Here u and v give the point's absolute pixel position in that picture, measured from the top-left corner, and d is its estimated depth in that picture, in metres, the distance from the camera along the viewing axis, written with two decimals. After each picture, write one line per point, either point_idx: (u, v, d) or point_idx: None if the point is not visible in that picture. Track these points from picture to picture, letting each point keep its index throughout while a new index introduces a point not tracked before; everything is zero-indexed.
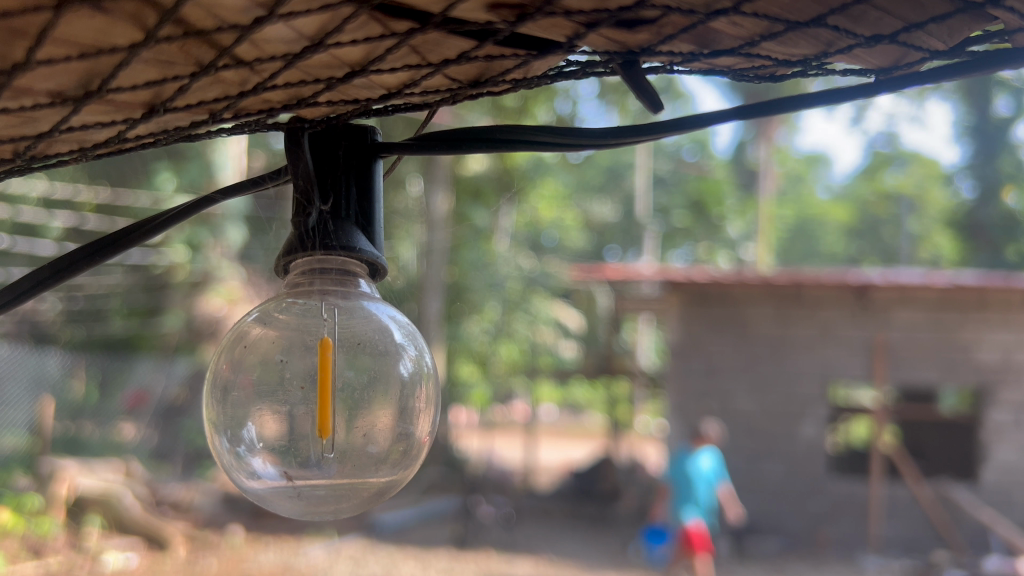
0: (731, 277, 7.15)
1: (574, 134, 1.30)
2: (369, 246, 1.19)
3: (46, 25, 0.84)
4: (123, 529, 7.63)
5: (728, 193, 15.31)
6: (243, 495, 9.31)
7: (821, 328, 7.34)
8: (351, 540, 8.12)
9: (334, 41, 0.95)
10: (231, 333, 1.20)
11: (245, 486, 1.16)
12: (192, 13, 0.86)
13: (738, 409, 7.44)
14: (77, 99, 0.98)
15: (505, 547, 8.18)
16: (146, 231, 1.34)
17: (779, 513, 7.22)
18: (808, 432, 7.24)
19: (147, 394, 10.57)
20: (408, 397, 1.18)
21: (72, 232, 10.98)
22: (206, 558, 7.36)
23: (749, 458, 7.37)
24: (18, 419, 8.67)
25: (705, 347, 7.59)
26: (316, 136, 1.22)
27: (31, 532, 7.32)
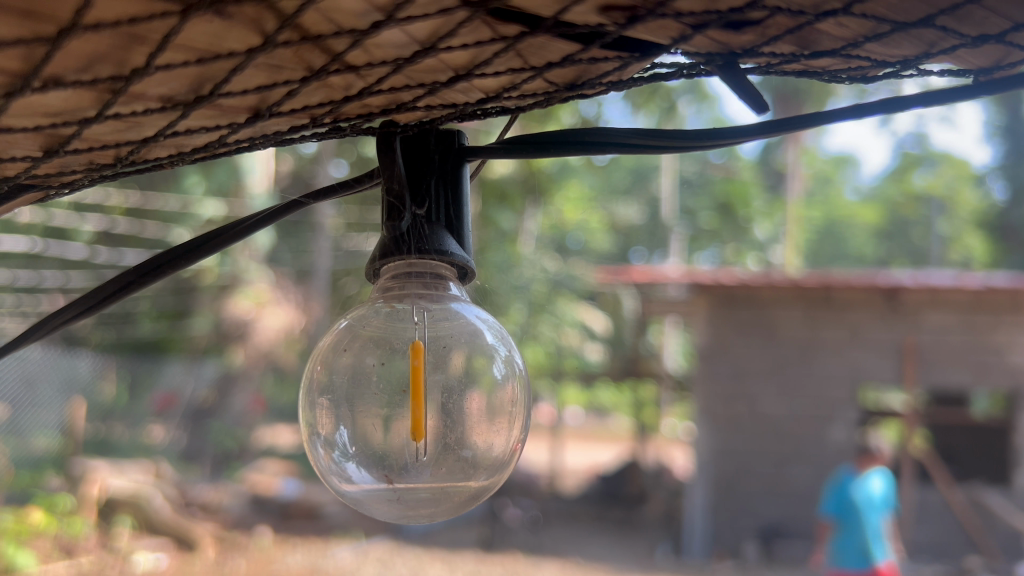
0: (759, 280, 7.09)
1: (609, 139, 1.26)
2: (459, 250, 1.19)
3: (170, 30, 0.84)
4: (151, 529, 7.69)
5: (756, 195, 15.22)
6: (270, 496, 9.37)
7: (851, 330, 7.28)
8: (378, 542, 8.14)
9: (442, 46, 0.95)
10: (324, 338, 1.22)
11: (342, 491, 1.16)
12: (311, 17, 0.86)
13: (768, 412, 7.36)
14: (188, 104, 0.98)
15: (532, 550, 8.13)
16: (233, 235, 1.36)
17: (808, 517, 7.15)
18: (838, 436, 7.17)
19: (176, 396, 10.86)
20: (461, 404, 1.13)
21: (102, 236, 11.07)
22: (235, 559, 7.43)
23: (778, 463, 7.27)
24: (51, 420, 8.77)
25: (734, 350, 7.51)
26: (406, 138, 1.22)
27: (63, 532, 7.37)
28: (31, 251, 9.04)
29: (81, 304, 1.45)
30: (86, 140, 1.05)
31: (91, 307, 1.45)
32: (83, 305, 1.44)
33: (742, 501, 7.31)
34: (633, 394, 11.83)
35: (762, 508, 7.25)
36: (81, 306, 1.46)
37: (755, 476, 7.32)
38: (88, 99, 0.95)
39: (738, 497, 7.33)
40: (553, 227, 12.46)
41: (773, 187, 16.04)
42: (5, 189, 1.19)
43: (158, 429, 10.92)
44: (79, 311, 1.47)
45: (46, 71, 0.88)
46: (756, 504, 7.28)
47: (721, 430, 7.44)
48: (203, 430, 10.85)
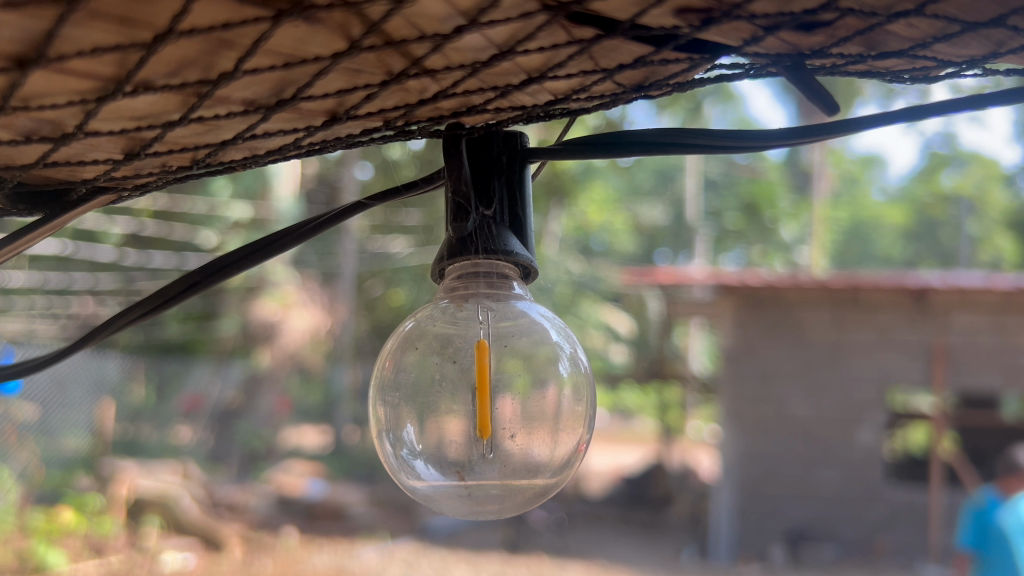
0: (785, 281, 7.03)
1: (629, 140, 1.27)
2: (522, 250, 1.20)
3: (260, 35, 0.86)
4: (180, 530, 7.78)
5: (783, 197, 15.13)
6: (297, 497, 9.45)
7: (878, 332, 7.20)
8: (403, 543, 8.20)
9: (520, 49, 0.96)
10: (392, 338, 1.24)
11: (411, 487, 1.18)
12: (397, 24, 0.88)
13: (794, 414, 7.30)
14: (269, 107, 1.00)
15: (557, 553, 8.11)
16: (298, 236, 1.39)
17: (835, 520, 7.09)
18: (865, 438, 7.08)
19: (202, 397, 10.96)
20: (491, 406, 1.13)
21: (131, 237, 11.17)
22: (262, 559, 7.51)
23: (804, 464, 7.21)
24: (81, 421, 8.91)
25: (760, 351, 7.48)
26: (474, 139, 1.25)
27: (92, 531, 7.44)
28: (62, 254, 9.15)
29: (146, 304, 1.47)
30: (167, 144, 1.07)
31: (155, 308, 1.48)
32: (147, 306, 1.47)
33: (768, 503, 7.27)
34: (658, 395, 11.79)
35: (788, 510, 7.20)
36: (146, 306, 1.48)
37: (781, 478, 7.26)
38: (174, 103, 0.96)
39: (764, 499, 7.28)
40: (577, 228, 12.47)
41: (800, 188, 15.88)
42: (81, 191, 1.21)
43: (185, 430, 11.05)
44: (143, 312, 1.49)
45: (138, 77, 0.90)
46: (782, 506, 7.22)
47: (747, 432, 7.41)
48: (230, 432, 10.93)
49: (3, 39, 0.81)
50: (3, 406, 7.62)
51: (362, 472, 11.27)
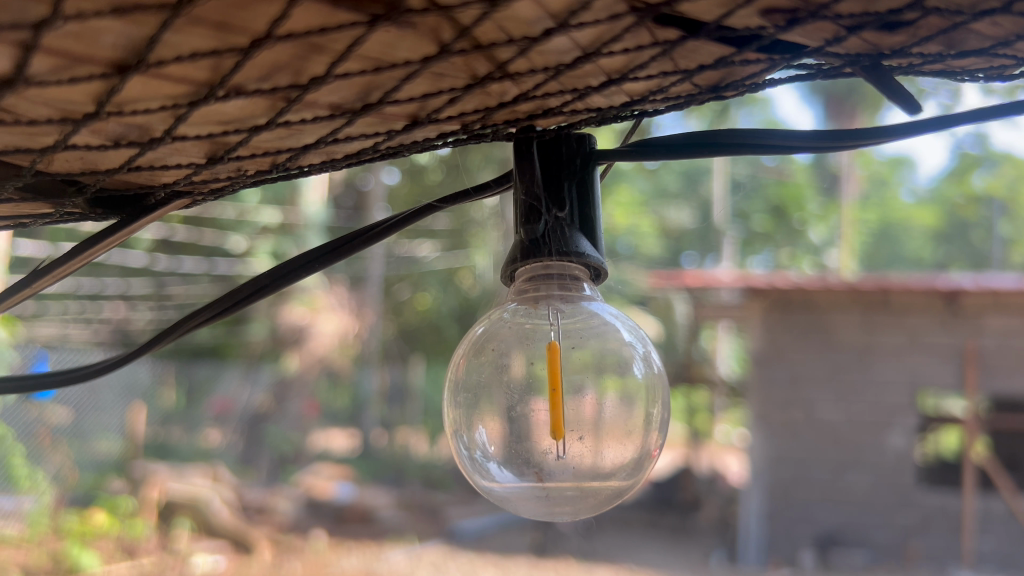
0: (815, 283, 6.97)
1: (697, 141, 1.26)
2: (593, 251, 1.20)
3: (354, 40, 0.87)
4: (210, 532, 7.82)
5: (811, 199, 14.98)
6: (326, 501, 9.50)
7: (910, 336, 7.10)
8: (431, 546, 8.24)
9: (605, 51, 0.97)
10: (464, 342, 1.25)
11: (486, 489, 1.19)
12: (487, 29, 0.89)
13: (824, 418, 7.23)
14: (354, 112, 1.01)
15: (585, 558, 8.00)
16: (364, 240, 1.40)
17: (866, 525, 6.99)
18: (896, 442, 7.00)
19: (232, 402, 11.00)
20: (525, 413, 1.14)
21: (161, 243, 11.23)
22: (291, 561, 7.56)
23: (834, 469, 7.13)
24: (112, 425, 9.00)
25: (789, 355, 7.43)
26: (546, 141, 1.26)
27: (124, 533, 7.52)
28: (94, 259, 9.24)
29: (213, 308, 1.49)
30: (250, 148, 1.08)
31: (222, 310, 1.50)
32: (216, 309, 1.49)
33: (799, 508, 7.18)
34: (685, 399, 11.73)
35: (818, 514, 7.11)
36: (212, 310, 1.50)
37: (811, 482, 7.18)
38: (262, 107, 0.98)
39: (795, 504, 7.20)
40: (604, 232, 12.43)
41: (829, 189, 15.68)
42: (159, 196, 1.22)
43: (214, 434, 11.07)
44: (208, 316, 1.51)
45: (231, 81, 0.91)
46: (812, 511, 7.14)
47: (776, 436, 7.35)
48: (260, 436, 10.97)
49: (106, 45, 0.82)
50: (37, 409, 7.66)
51: (390, 475, 11.32)
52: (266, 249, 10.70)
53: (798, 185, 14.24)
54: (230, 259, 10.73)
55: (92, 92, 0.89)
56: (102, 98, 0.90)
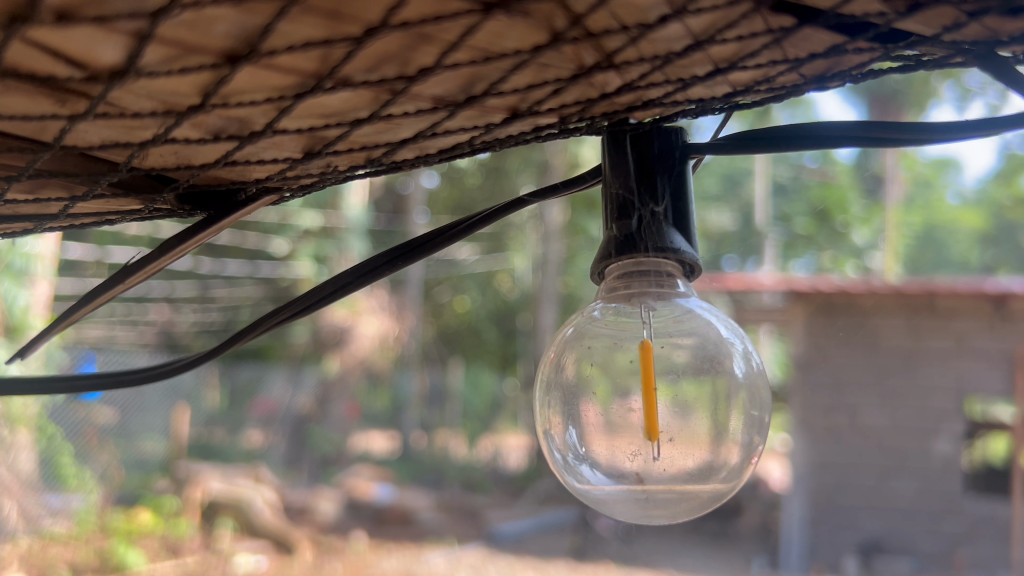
0: (859, 286, 6.77)
1: (799, 135, 1.20)
2: (684, 246, 1.16)
3: (466, 30, 0.85)
4: (252, 532, 7.84)
5: (854, 200, 14.11)
6: (366, 502, 9.50)
7: (956, 340, 6.85)
8: (471, 549, 8.21)
9: (719, 38, 0.94)
10: (553, 344, 1.21)
11: (579, 490, 1.16)
12: (601, 19, 0.87)
13: (867, 423, 7.07)
14: (458, 105, 1.00)
15: (625, 562, 7.87)
16: (446, 239, 1.38)
17: (912, 532, 6.81)
18: (942, 448, 6.83)
19: (275, 404, 10.87)
20: (582, 414, 1.13)
21: (205, 245, 11.32)
22: (332, 563, 7.58)
23: (879, 475, 6.97)
24: (157, 425, 9.12)
25: (831, 359, 7.26)
26: (636, 133, 1.22)
27: (168, 533, 7.58)
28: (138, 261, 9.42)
29: (294, 306, 1.48)
30: (350, 142, 1.07)
31: (303, 309, 1.49)
32: (296, 306, 1.48)
33: (841, 513, 7.04)
34: None
35: (861, 521, 6.96)
36: (292, 309, 1.49)
37: (854, 487, 7.04)
38: (366, 99, 0.96)
39: (837, 509, 7.06)
40: None
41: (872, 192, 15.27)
42: (249, 191, 1.21)
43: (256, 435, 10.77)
44: (289, 315, 1.50)
45: (340, 72, 0.89)
46: (855, 517, 6.99)
47: (818, 441, 7.21)
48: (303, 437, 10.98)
49: (218, 34, 0.81)
50: (84, 410, 7.81)
51: (430, 476, 11.27)
52: (308, 252, 10.74)
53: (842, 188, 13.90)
54: (273, 261, 10.79)
55: (199, 83, 0.88)
56: (207, 89, 0.89)
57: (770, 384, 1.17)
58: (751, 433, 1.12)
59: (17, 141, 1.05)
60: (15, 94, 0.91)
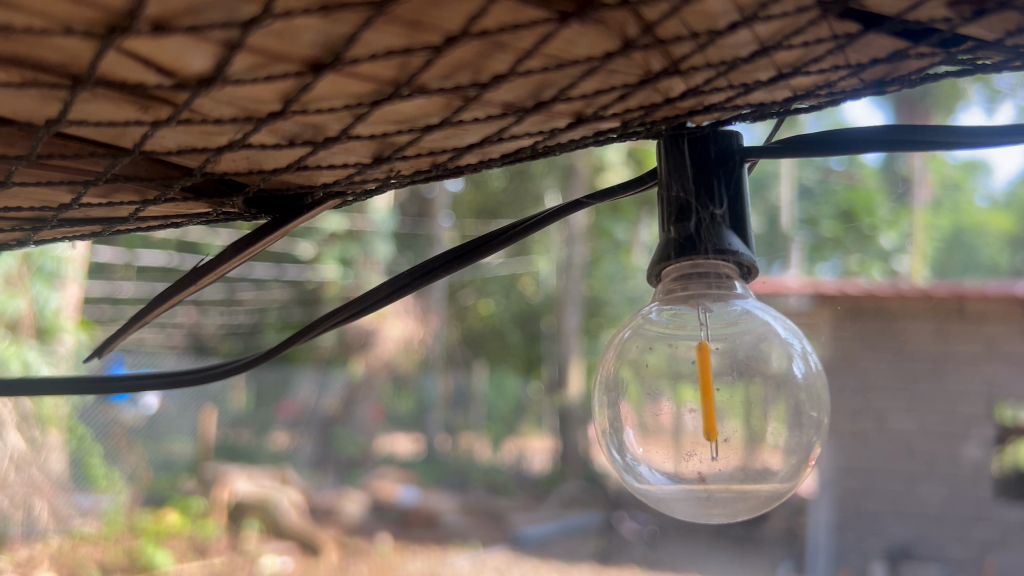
0: (887, 289, 6.38)
1: (849, 139, 1.22)
2: (742, 247, 1.17)
3: (543, 38, 0.88)
4: (279, 533, 7.86)
5: (880, 203, 13.55)
6: (391, 503, 9.55)
7: (986, 344, 6.53)
8: (495, 552, 8.23)
9: (785, 44, 0.96)
10: (610, 347, 1.22)
11: (639, 489, 1.17)
12: (673, 27, 0.89)
13: (895, 428, 6.73)
14: (526, 111, 1.02)
15: (650, 567, 7.77)
16: (504, 239, 1.40)
17: (940, 536, 6.47)
18: (972, 453, 6.50)
19: (302, 405, 10.93)
20: (639, 415, 1.14)
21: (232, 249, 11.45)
22: (358, 565, 7.62)
23: (907, 480, 6.65)
24: (185, 426, 9.24)
25: (859, 363, 6.78)
26: (693, 137, 1.24)
27: (196, 533, 7.66)
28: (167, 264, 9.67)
29: (354, 305, 1.52)
30: (419, 148, 1.10)
31: (364, 308, 1.52)
32: (359, 306, 1.51)
33: (869, 517, 6.69)
34: None
35: (889, 526, 6.61)
36: (353, 308, 1.52)
37: (882, 493, 6.69)
38: (438, 106, 0.99)
39: (867, 514, 6.70)
40: None
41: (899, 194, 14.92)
42: (315, 196, 1.24)
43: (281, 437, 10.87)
44: (350, 314, 1.53)
45: (417, 80, 0.92)
46: (884, 522, 6.63)
47: (846, 446, 6.85)
48: (330, 438, 11.04)
49: (304, 42, 0.83)
50: (113, 411, 7.91)
51: (454, 479, 11.29)
52: (332, 255, 10.68)
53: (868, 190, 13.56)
54: (300, 264, 10.86)
55: (282, 90, 0.91)
56: (288, 96, 0.92)
57: (827, 383, 1.18)
58: (810, 434, 1.12)
59: (96, 147, 1.08)
60: (101, 101, 0.95)
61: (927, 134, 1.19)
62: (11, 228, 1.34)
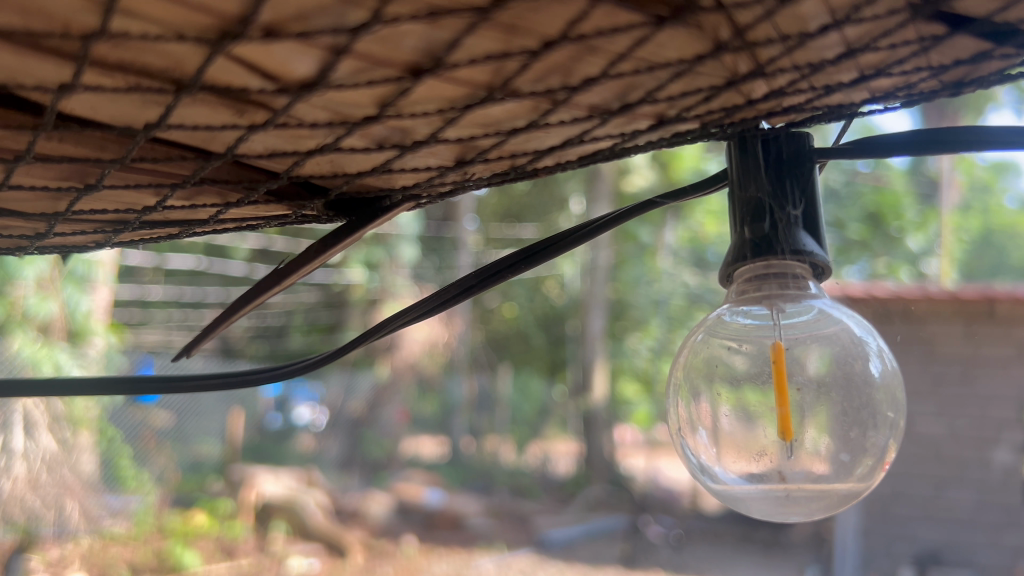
0: (914, 292, 6.00)
1: (890, 144, 1.21)
2: (815, 247, 1.16)
3: (638, 42, 0.89)
4: (305, 535, 7.85)
5: (907, 204, 13.14)
6: (416, 506, 9.55)
7: (1019, 348, 6.08)
8: (520, 555, 8.20)
9: (873, 45, 0.96)
10: (683, 349, 1.22)
11: (713, 490, 1.16)
12: (764, 31, 0.90)
13: (922, 431, 6.30)
14: (611, 113, 1.04)
15: (677, 571, 7.73)
16: (575, 240, 1.42)
17: (972, 544, 6.02)
18: (1003, 458, 6.09)
19: (329, 408, 11.12)
20: (709, 416, 1.13)
21: (259, 252, 11.65)
22: (383, 567, 7.58)
23: (936, 483, 6.20)
24: (212, 428, 9.36)
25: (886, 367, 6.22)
26: (768, 137, 1.24)
27: (223, 534, 7.70)
28: (196, 267, 10.02)
29: (422, 306, 1.54)
30: (502, 150, 1.13)
31: (433, 308, 1.54)
32: (428, 305, 1.53)
33: (898, 524, 6.18)
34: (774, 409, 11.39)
35: (918, 531, 6.14)
36: (423, 307, 1.54)
37: (909, 497, 6.22)
38: (526, 109, 1.01)
39: (895, 520, 6.19)
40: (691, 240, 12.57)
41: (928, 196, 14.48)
42: (394, 199, 1.27)
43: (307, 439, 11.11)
44: (420, 314, 1.55)
45: (510, 85, 0.95)
46: (912, 528, 6.16)
47: None
48: (356, 440, 11.08)
49: (407, 48, 0.86)
50: (142, 413, 8.03)
51: (478, 482, 11.26)
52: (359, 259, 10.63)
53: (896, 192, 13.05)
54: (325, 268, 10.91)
55: (380, 95, 0.94)
56: (385, 100, 0.95)
57: (903, 383, 1.17)
58: (886, 434, 1.11)
59: (186, 151, 1.11)
60: (200, 106, 0.97)
61: (956, 135, 1.17)
62: (93, 230, 1.37)
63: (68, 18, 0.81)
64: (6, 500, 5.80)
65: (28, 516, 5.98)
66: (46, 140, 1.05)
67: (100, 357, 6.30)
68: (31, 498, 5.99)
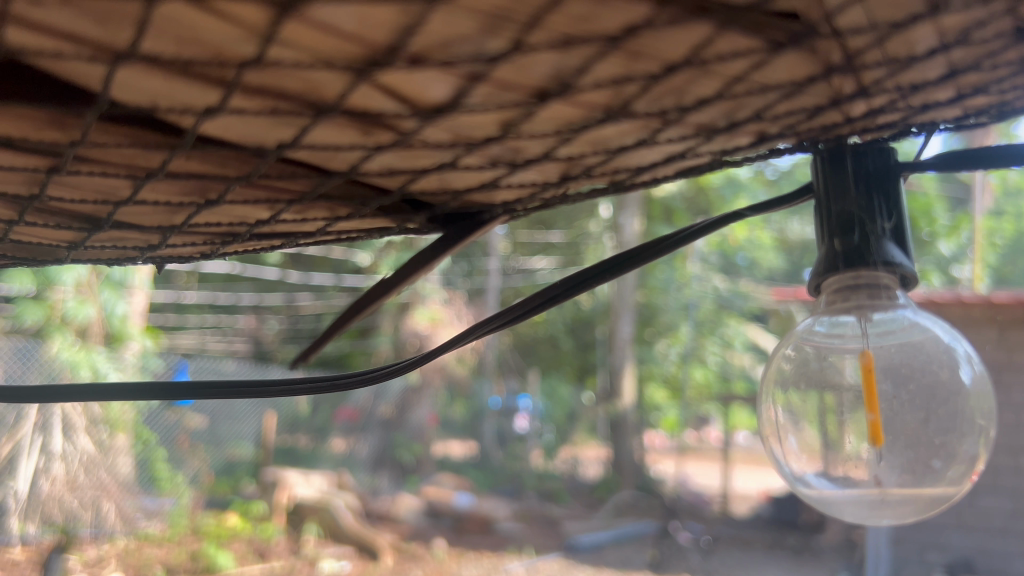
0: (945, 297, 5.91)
1: (924, 164, 1.26)
2: (904, 258, 1.18)
3: (753, 65, 0.94)
4: (337, 537, 7.90)
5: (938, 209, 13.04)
6: (446, 509, 9.56)
7: None
8: (548, 560, 8.18)
9: (976, 66, 1.00)
10: (767, 364, 1.30)
11: (805, 494, 1.22)
12: (876, 54, 0.94)
13: None
14: (716, 130, 1.09)
15: None
16: (663, 249, 1.50)
17: (1007, 552, 5.93)
18: None
19: (360, 411, 10.95)
20: (780, 421, 1.23)
21: (292, 257, 11.76)
22: (413, 569, 7.57)
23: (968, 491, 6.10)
24: (248, 431, 9.50)
25: None
26: (857, 150, 1.25)
27: (256, 536, 7.73)
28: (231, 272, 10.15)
29: (503, 315, 1.50)
30: (606, 166, 1.18)
31: (512, 319, 1.51)
32: (511, 313, 1.49)
33: (930, 532, 6.13)
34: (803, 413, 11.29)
35: (952, 540, 6.08)
36: (501, 318, 1.50)
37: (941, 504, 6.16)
38: (636, 128, 1.06)
39: (929, 528, 6.14)
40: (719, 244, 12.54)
41: (960, 200, 14.26)
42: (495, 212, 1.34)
43: (339, 443, 10.70)
44: (498, 325, 1.51)
45: (624, 107, 1.00)
46: (943, 536, 6.11)
47: None
48: (388, 440, 11.11)
49: (538, 74, 0.91)
50: (177, 415, 8.17)
51: (507, 487, 11.29)
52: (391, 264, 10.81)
53: (928, 196, 12.83)
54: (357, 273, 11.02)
55: (506, 118, 0.99)
56: (509, 123, 1.01)
57: (992, 388, 1.19)
58: (977, 440, 1.12)
59: (308, 169, 1.18)
60: (332, 128, 1.03)
61: (987, 153, 1.22)
62: (202, 242, 1.47)
63: (223, 47, 0.86)
64: (44, 501, 5.92)
65: (65, 516, 6.06)
66: (178, 158, 1.12)
67: (136, 361, 6.35)
68: (70, 498, 6.10)
